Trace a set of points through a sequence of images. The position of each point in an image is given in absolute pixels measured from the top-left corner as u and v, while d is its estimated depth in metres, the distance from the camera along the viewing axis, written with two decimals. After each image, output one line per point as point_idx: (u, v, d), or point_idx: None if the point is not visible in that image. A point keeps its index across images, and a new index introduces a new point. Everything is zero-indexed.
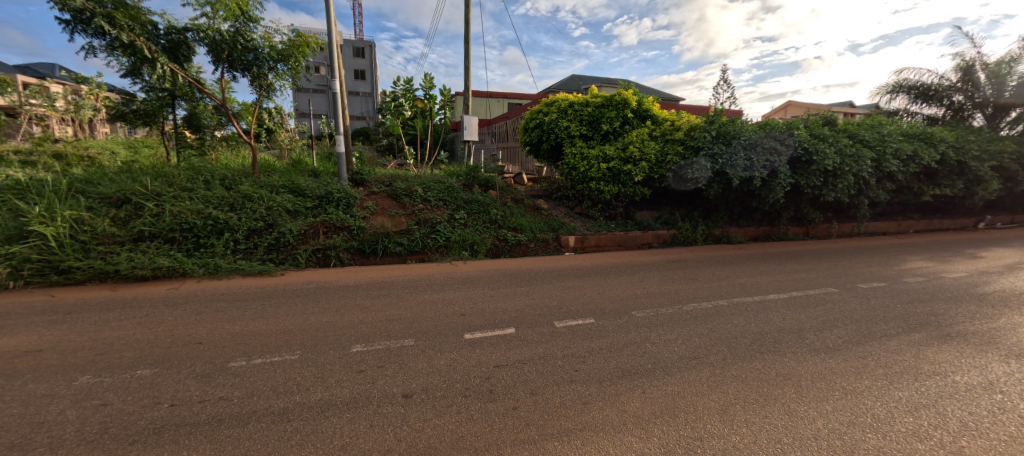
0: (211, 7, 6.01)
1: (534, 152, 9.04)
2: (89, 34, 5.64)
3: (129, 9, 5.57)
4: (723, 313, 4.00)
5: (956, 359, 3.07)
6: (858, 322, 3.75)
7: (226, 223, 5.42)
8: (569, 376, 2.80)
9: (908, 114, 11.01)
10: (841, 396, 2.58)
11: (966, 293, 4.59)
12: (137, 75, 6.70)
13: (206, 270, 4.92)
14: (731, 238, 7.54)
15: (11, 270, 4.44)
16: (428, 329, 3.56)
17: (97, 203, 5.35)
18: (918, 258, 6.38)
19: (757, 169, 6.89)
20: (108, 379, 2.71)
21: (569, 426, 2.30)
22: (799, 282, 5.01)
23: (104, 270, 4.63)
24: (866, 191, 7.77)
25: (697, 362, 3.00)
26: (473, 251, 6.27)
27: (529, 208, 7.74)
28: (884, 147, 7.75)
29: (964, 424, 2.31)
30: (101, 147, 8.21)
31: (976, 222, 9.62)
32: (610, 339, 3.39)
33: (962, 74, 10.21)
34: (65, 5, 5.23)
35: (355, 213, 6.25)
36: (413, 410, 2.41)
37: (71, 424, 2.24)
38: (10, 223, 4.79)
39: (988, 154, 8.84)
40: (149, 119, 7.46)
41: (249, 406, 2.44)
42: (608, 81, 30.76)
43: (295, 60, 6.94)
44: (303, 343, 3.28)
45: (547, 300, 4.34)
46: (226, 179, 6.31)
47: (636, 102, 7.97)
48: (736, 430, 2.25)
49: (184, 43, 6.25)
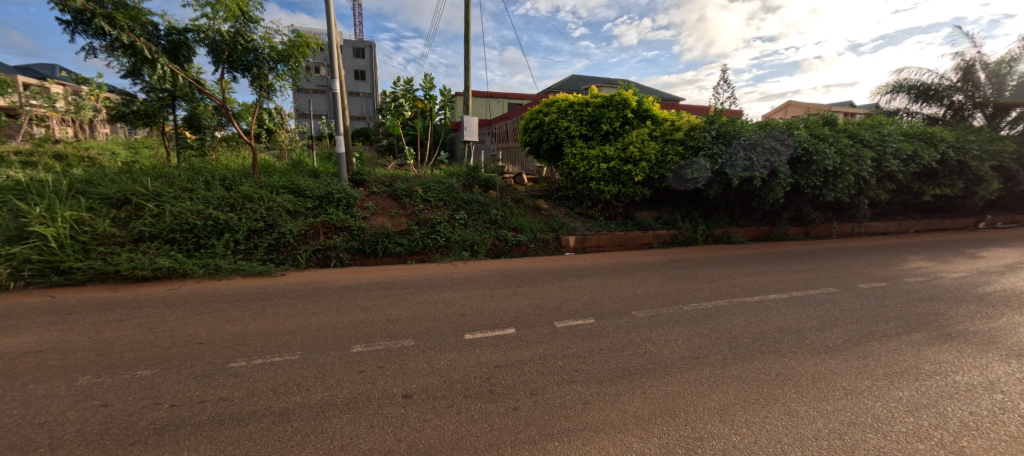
0: (211, 7, 6.01)
1: (534, 152, 9.04)
2: (89, 35, 5.64)
3: (129, 9, 5.57)
4: (723, 313, 4.00)
5: (956, 359, 3.06)
6: (859, 322, 3.74)
7: (226, 223, 5.42)
8: (570, 377, 2.80)
9: (908, 114, 11.00)
10: (841, 396, 2.58)
11: (966, 293, 4.59)
12: (137, 76, 6.70)
13: (206, 270, 4.92)
14: (731, 238, 7.54)
15: (11, 270, 4.44)
16: (428, 329, 3.56)
17: (97, 203, 5.35)
18: (918, 258, 6.37)
19: (757, 169, 6.88)
20: (108, 379, 2.72)
21: (570, 427, 2.29)
22: (799, 282, 5.01)
23: (105, 271, 4.63)
24: (866, 191, 7.76)
25: (697, 362, 3.00)
26: (474, 251, 6.27)
27: (530, 208, 7.75)
28: (884, 147, 7.74)
29: (965, 424, 2.31)
30: (102, 148, 8.22)
31: (977, 222, 9.61)
32: (610, 339, 3.39)
33: (962, 74, 10.21)
34: (65, 5, 5.23)
35: (355, 214, 6.25)
36: (413, 411, 2.41)
37: (71, 425, 2.24)
38: (10, 223, 4.79)
39: (988, 154, 8.84)
40: (149, 119, 7.47)
41: (249, 406, 2.45)
42: (608, 81, 30.75)
43: (295, 61, 6.94)
44: (304, 343, 3.28)
45: (547, 300, 4.34)
46: (226, 179, 6.31)
47: (636, 102, 7.97)
48: (736, 430, 2.25)
49: (184, 44, 6.25)
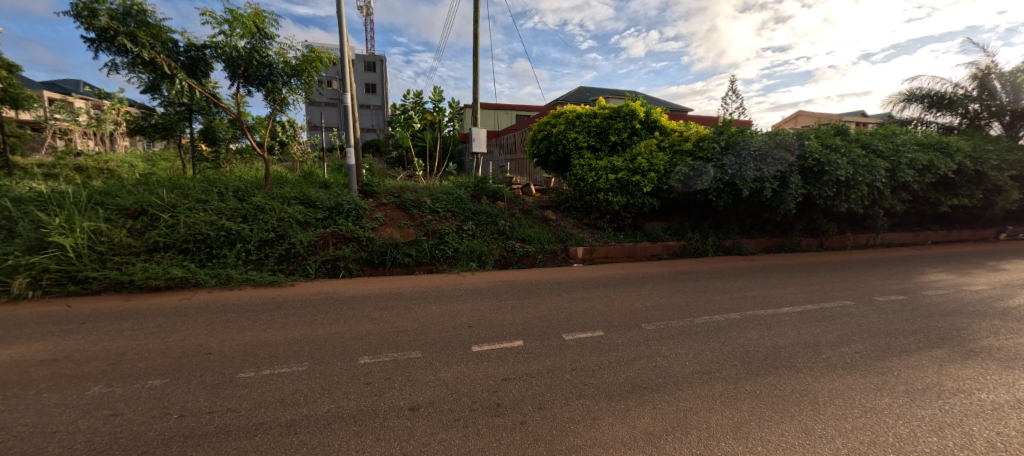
0: (229, 24, 6.18)
1: (543, 164, 9.08)
2: (112, 51, 5.83)
3: (151, 27, 5.78)
4: (734, 326, 3.94)
5: (980, 375, 2.97)
6: (878, 337, 3.65)
7: (238, 234, 5.49)
8: (578, 391, 2.77)
9: (922, 124, 10.85)
10: (860, 414, 2.51)
11: (989, 307, 4.45)
12: (156, 91, 6.88)
13: (218, 280, 4.99)
14: (742, 250, 7.43)
15: (30, 280, 4.54)
16: (436, 341, 3.55)
17: (115, 214, 5.48)
18: (938, 270, 6.20)
19: (767, 179, 6.82)
20: (119, 388, 2.76)
21: (579, 443, 2.25)
22: (815, 295, 4.90)
23: (120, 280, 4.72)
24: (881, 201, 7.63)
25: (708, 377, 2.95)
26: (481, 261, 6.28)
27: (538, 219, 7.71)
28: (898, 157, 7.62)
29: (993, 445, 2.22)
30: (121, 161, 8.52)
31: (998, 233, 9.43)
32: (619, 352, 3.35)
33: (977, 83, 10.08)
34: (90, 24, 5.41)
35: (365, 225, 6.30)
36: (420, 424, 2.40)
37: (81, 434, 2.26)
38: (31, 234, 4.90)
39: (1006, 165, 8.67)
40: (167, 132, 7.62)
41: (256, 417, 2.46)
42: (615, 92, 30.87)
43: (308, 75, 7.11)
44: (312, 354, 3.29)
45: (556, 312, 4.30)
46: (239, 190, 6.41)
47: (644, 113, 8.03)
48: (751, 448, 2.19)
49: (203, 59, 6.45)
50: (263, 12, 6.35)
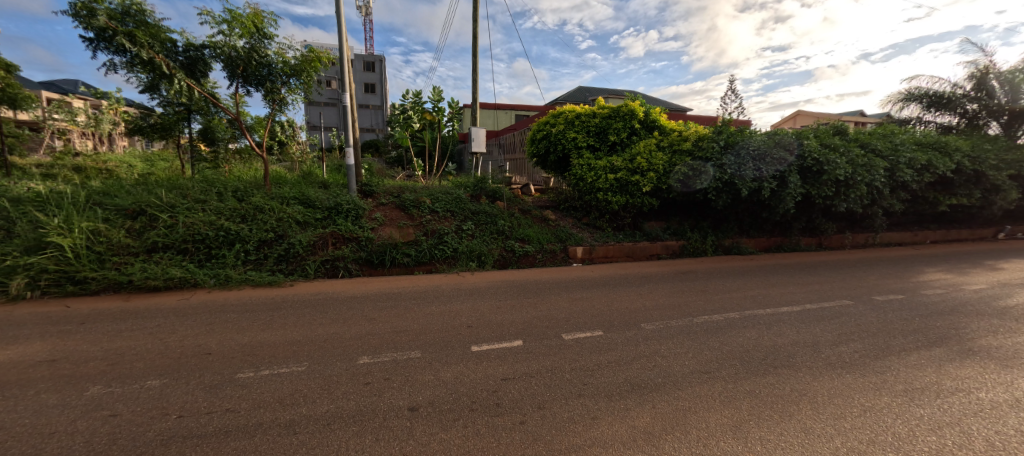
0: (228, 24, 6.17)
1: (542, 164, 9.08)
2: (111, 51, 5.82)
3: (149, 27, 5.76)
4: (734, 325, 3.94)
5: (979, 374, 2.98)
6: (877, 336, 3.66)
7: (237, 234, 5.48)
8: (577, 390, 2.77)
9: (920, 124, 10.85)
10: (860, 413, 2.51)
11: (987, 306, 4.46)
12: (155, 90, 6.86)
13: (217, 280, 4.98)
14: (741, 249, 7.43)
15: (28, 280, 4.52)
16: (436, 341, 3.54)
17: (113, 214, 5.47)
18: (936, 269, 6.21)
19: (766, 179, 6.83)
20: (118, 389, 2.75)
21: (578, 442, 2.25)
22: (814, 295, 4.90)
23: (119, 280, 4.71)
24: (880, 200, 7.64)
25: (707, 377, 2.95)
26: (481, 261, 6.28)
27: (537, 219, 7.71)
28: (897, 157, 7.62)
29: (991, 444, 2.22)
30: (119, 161, 8.50)
31: (996, 232, 9.47)
32: (618, 352, 3.34)
33: (976, 83, 10.09)
34: (89, 24, 5.40)
35: (364, 225, 6.29)
36: (419, 424, 2.39)
37: (80, 435, 2.26)
38: (29, 234, 4.89)
39: (1004, 164, 8.69)
40: (166, 132, 7.60)
41: (255, 417, 2.45)
42: (615, 92, 30.88)
43: (307, 75, 7.09)
44: (311, 354, 3.29)
45: (555, 312, 4.30)
46: (238, 191, 6.40)
47: (643, 113, 8.03)
48: (750, 448, 2.19)
49: (201, 59, 6.44)
50: (262, 12, 6.34)
